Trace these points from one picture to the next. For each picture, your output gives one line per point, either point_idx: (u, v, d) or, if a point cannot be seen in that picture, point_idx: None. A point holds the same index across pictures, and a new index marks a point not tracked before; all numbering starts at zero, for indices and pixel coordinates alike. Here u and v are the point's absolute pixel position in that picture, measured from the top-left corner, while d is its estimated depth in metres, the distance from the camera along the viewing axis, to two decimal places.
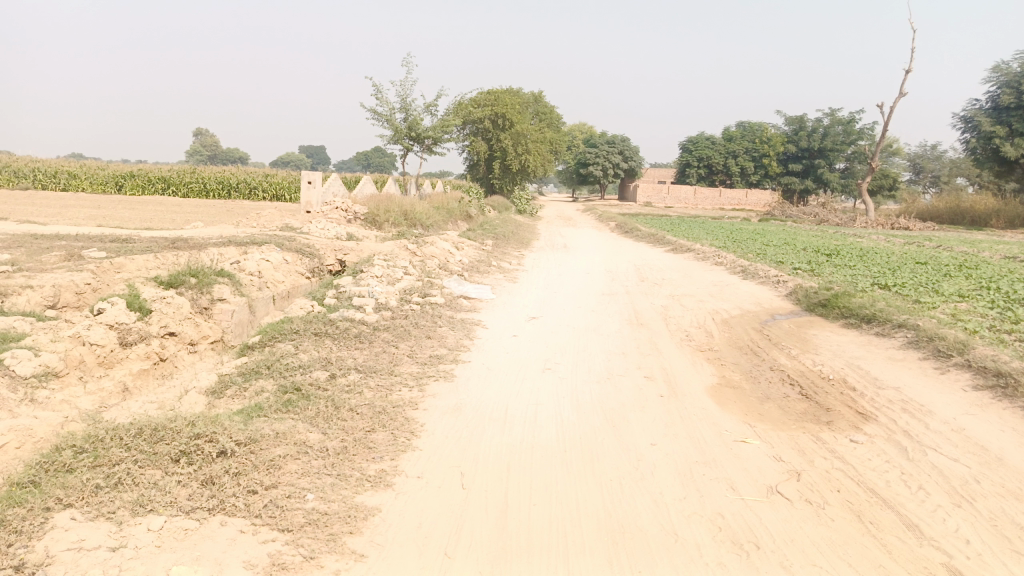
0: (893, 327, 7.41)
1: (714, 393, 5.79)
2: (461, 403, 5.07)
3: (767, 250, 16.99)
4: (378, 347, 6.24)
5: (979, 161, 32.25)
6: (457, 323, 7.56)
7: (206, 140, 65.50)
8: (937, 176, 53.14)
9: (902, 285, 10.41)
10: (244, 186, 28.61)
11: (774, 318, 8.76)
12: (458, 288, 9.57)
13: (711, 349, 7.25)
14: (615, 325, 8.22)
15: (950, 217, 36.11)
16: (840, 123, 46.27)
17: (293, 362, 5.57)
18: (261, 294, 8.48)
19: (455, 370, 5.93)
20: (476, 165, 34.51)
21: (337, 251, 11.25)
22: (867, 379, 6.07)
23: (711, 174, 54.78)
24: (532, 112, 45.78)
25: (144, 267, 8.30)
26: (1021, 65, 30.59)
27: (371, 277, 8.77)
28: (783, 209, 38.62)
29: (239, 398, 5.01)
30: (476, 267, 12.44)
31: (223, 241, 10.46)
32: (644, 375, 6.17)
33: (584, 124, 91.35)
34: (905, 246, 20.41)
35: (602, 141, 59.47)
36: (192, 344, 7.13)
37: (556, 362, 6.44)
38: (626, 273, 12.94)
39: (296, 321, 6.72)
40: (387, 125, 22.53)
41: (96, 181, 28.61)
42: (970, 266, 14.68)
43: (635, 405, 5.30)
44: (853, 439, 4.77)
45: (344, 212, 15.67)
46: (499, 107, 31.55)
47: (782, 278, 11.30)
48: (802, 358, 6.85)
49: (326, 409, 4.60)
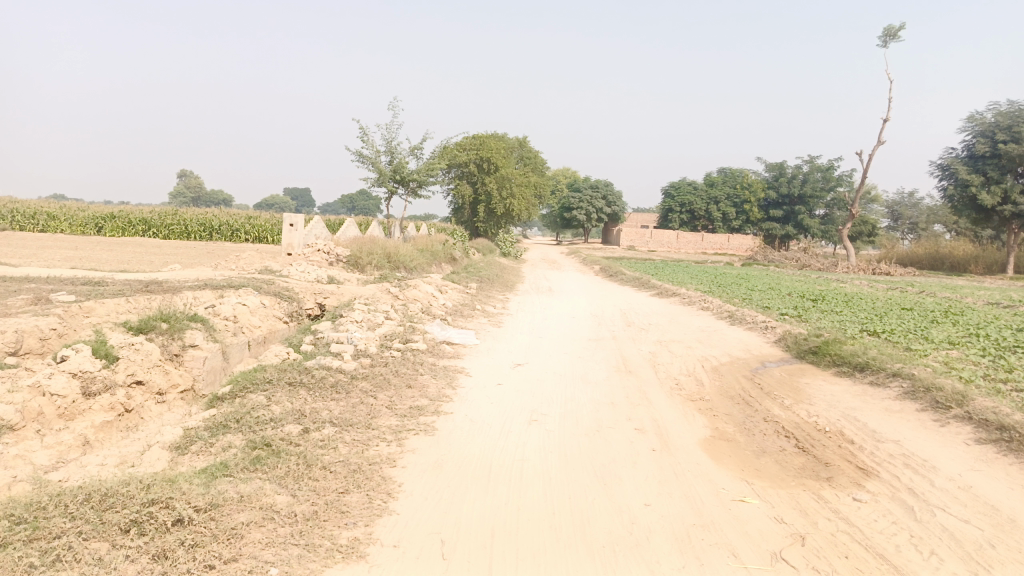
0: (887, 375, 7.22)
1: (708, 447, 5.53)
2: (442, 459, 4.77)
3: (752, 295, 16.88)
4: (355, 398, 5.94)
5: (956, 208, 32.78)
6: (439, 371, 7.29)
7: (190, 181, 65.22)
8: (915, 223, 53.98)
9: (891, 332, 10.28)
10: (227, 228, 28.37)
11: (764, 365, 8.56)
12: (441, 333, 9.32)
13: (702, 399, 7.00)
14: (602, 373, 7.96)
15: (930, 262, 36.50)
16: (819, 170, 47.04)
17: (264, 415, 5.26)
18: (235, 340, 8.18)
19: (436, 422, 5.63)
20: (460, 209, 34.58)
21: (317, 295, 10.99)
22: (864, 431, 5.85)
23: (693, 220, 55.38)
24: (516, 156, 46.22)
25: (114, 311, 7.97)
26: (995, 115, 31.37)
27: (351, 322, 8.50)
28: (765, 254, 38.93)
29: (204, 454, 4.68)
30: (460, 310, 12.20)
31: (200, 284, 10.16)
32: (635, 427, 5.90)
33: (567, 171, 92.39)
34: (889, 292, 20.44)
35: (586, 185, 60.03)
36: (161, 393, 6.79)
37: (542, 413, 6.17)
38: (612, 318, 12.74)
39: (270, 369, 6.41)
40: (372, 168, 22.49)
41: (76, 223, 28.22)
42: (955, 312, 14.63)
43: (626, 460, 5.04)
44: (856, 497, 4.52)
45: (326, 254, 15.43)
46: (484, 152, 31.83)
47: (770, 323, 11.14)
48: (796, 409, 6.62)
49: (296, 467, 4.30)
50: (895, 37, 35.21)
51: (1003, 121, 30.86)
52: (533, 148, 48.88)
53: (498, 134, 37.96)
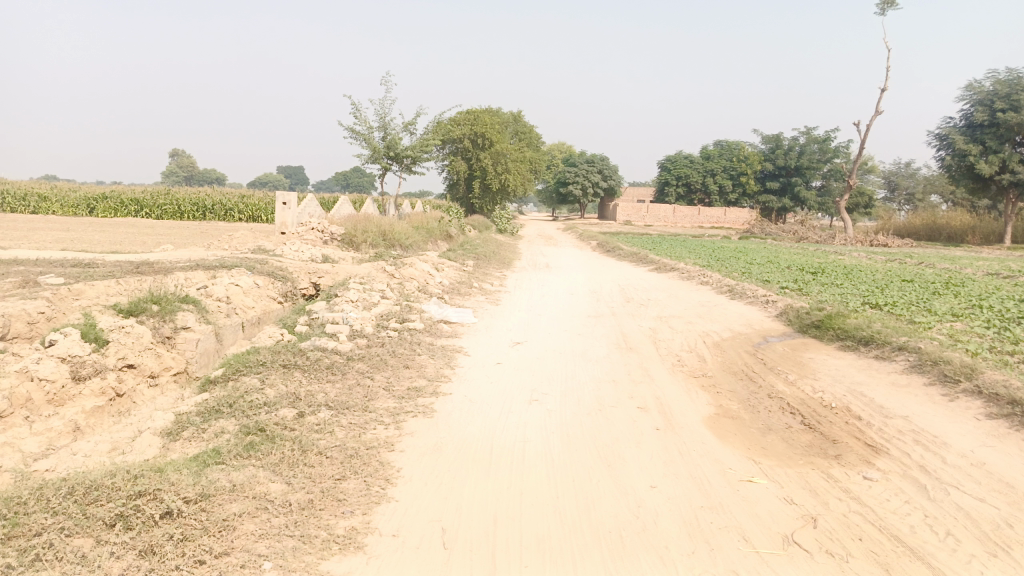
0: (893, 349, 7.10)
1: (713, 425, 5.41)
2: (441, 442, 4.64)
3: (752, 268, 16.75)
4: (351, 380, 5.80)
5: (953, 178, 32.58)
6: (437, 351, 7.15)
7: (183, 161, 64.65)
8: (912, 194, 53.75)
9: (893, 304, 10.15)
10: (220, 207, 28.09)
11: (767, 340, 8.43)
12: (438, 311, 9.16)
13: (705, 376, 6.88)
14: (603, 350, 7.83)
15: (927, 233, 36.36)
16: (816, 141, 46.68)
17: (258, 399, 5.12)
18: (229, 322, 8.01)
19: (435, 403, 5.49)
20: (455, 185, 34.29)
21: (312, 274, 10.82)
22: (871, 407, 5.74)
23: (690, 193, 55.13)
24: (511, 130, 45.79)
25: (104, 293, 7.80)
26: (993, 83, 31.02)
27: (346, 302, 8.34)
28: (762, 227, 38.78)
29: (196, 440, 4.54)
30: (457, 288, 12.04)
31: (192, 264, 9.99)
32: (637, 406, 5.77)
33: (562, 145, 91.80)
34: (888, 264, 20.31)
35: (582, 160, 59.60)
36: (153, 377, 6.63)
37: (542, 392, 6.04)
38: (610, 294, 12.60)
39: (264, 351, 6.25)
40: (365, 145, 22.19)
41: (67, 204, 27.85)
42: (956, 283, 14.51)
43: (630, 440, 4.92)
44: (867, 476, 4.41)
45: (320, 232, 15.21)
46: (478, 127, 31.49)
47: (771, 297, 11.01)
48: (801, 385, 6.51)
49: (290, 453, 4.17)
50: (893, 5, 34.74)
51: (1002, 89, 30.57)
52: (528, 122, 48.41)
53: (492, 109, 37.54)
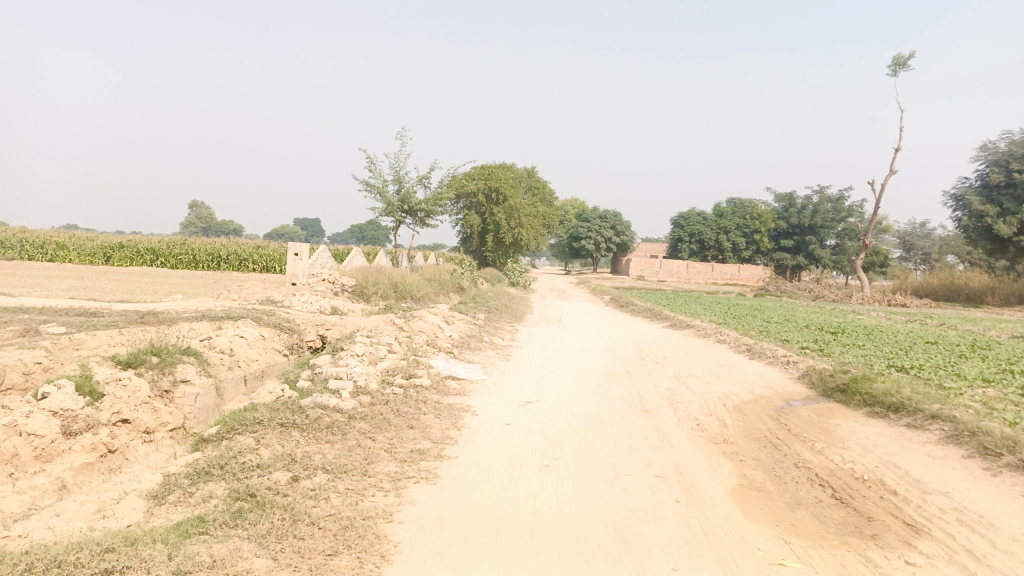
0: (925, 418, 6.70)
1: (737, 498, 5.03)
2: (444, 512, 4.30)
3: (769, 326, 16.40)
4: (352, 441, 5.49)
5: (971, 239, 32.25)
6: (444, 410, 6.82)
7: (202, 212, 65.52)
8: (928, 254, 53.34)
9: (920, 368, 9.75)
10: (235, 258, 28.21)
11: (790, 404, 8.05)
12: (446, 367, 8.86)
13: (727, 442, 6.49)
14: (618, 412, 7.46)
15: (945, 294, 35.83)
16: (829, 200, 46.64)
17: (251, 460, 4.82)
18: (231, 375, 7.76)
19: (439, 468, 5.16)
20: (469, 239, 34.40)
21: (319, 326, 10.59)
22: (907, 481, 5.34)
23: (703, 250, 55.06)
24: (524, 186, 46.17)
25: (106, 343, 7.59)
26: (1008, 144, 31.00)
27: (351, 356, 8.07)
28: (777, 285, 38.41)
29: (181, 506, 4.24)
30: (467, 342, 11.75)
31: (198, 315, 9.78)
32: (657, 475, 5.41)
33: (575, 201, 92.76)
34: (908, 324, 19.83)
35: (595, 215, 59.88)
36: (148, 432, 6.34)
37: (554, 457, 5.70)
38: (625, 351, 12.26)
39: (261, 408, 5.96)
40: (380, 198, 22.28)
41: (84, 252, 27.97)
42: (981, 346, 14.05)
43: (650, 514, 4.56)
44: (908, 561, 4.02)
45: (332, 283, 15.06)
46: (492, 182, 31.77)
47: (792, 358, 10.64)
48: (829, 454, 6.12)
49: (279, 523, 3.89)
50: (905, 66, 35.11)
51: (1018, 150, 30.49)
52: (542, 178, 48.79)
53: (507, 165, 37.91)
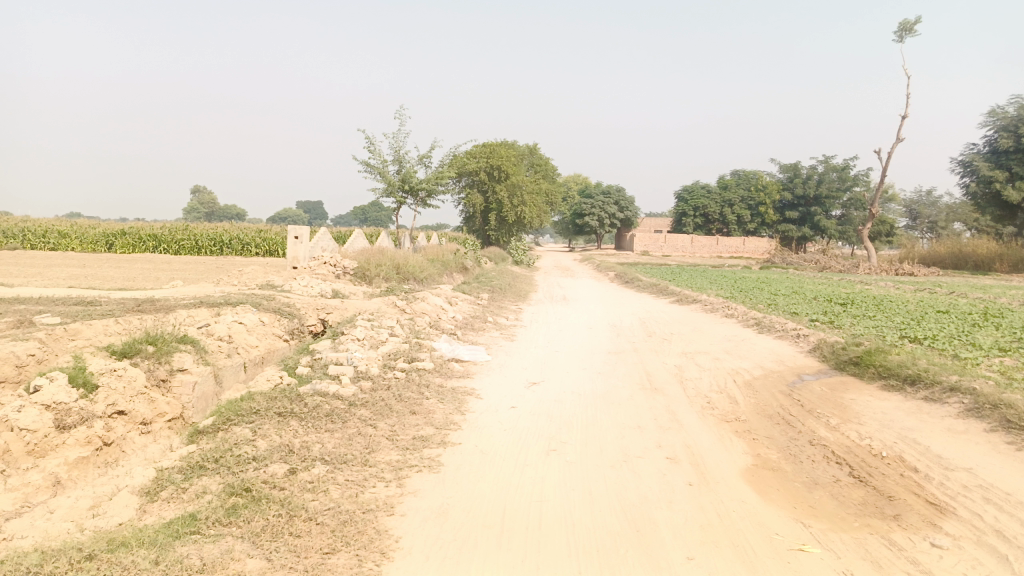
0: (944, 390, 6.50)
1: (752, 479, 4.85)
2: (447, 503, 4.13)
3: (777, 299, 16.18)
4: (352, 429, 5.31)
5: (979, 205, 31.83)
6: (447, 394, 6.64)
7: (204, 197, 65.27)
8: (934, 222, 52.86)
9: (933, 338, 9.53)
10: (237, 243, 28.05)
11: (802, 379, 7.85)
12: (449, 349, 8.68)
13: (738, 420, 6.31)
14: (626, 391, 7.28)
15: (953, 261, 35.46)
16: (834, 169, 46.09)
17: (247, 453, 4.64)
18: (229, 362, 7.59)
19: (443, 456, 4.98)
20: (472, 218, 34.13)
21: (319, 310, 10.40)
22: (927, 457, 5.15)
23: (708, 223, 54.63)
24: (527, 163, 45.74)
25: (102, 333, 7.41)
26: (1017, 108, 30.50)
27: (351, 340, 7.88)
28: (783, 257, 38.11)
29: (174, 502, 4.08)
30: (470, 323, 11.56)
31: (196, 301, 9.60)
32: (667, 457, 5.23)
33: (577, 177, 92.17)
34: (918, 293, 19.58)
35: (598, 191, 59.40)
36: (145, 423, 6.16)
37: (561, 440, 5.52)
38: (630, 328, 12.07)
39: (258, 397, 5.78)
40: (380, 179, 21.99)
41: (86, 240, 27.76)
42: (993, 314, 13.78)
43: (661, 499, 4.39)
44: (934, 543, 3.83)
45: (333, 266, 14.85)
46: (494, 159, 31.44)
47: (802, 331, 10.44)
48: (845, 430, 5.92)
49: (274, 520, 3.74)
50: (911, 31, 34.44)
51: None
52: (544, 154, 48.25)
53: (508, 142, 37.51)
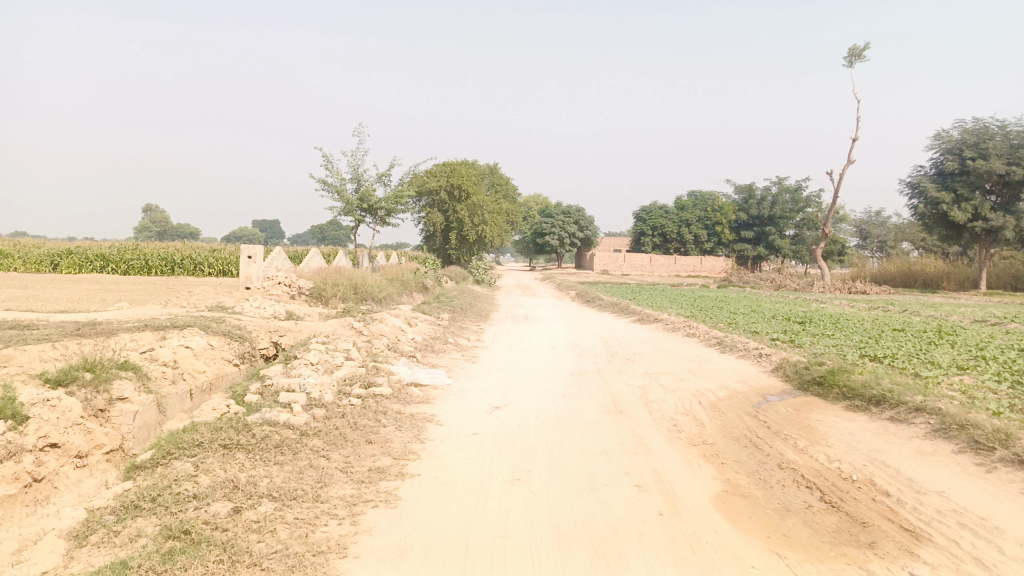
0: (909, 411, 6.46)
1: (723, 506, 4.69)
2: (405, 542, 3.86)
3: (737, 318, 16.23)
4: (303, 462, 4.99)
5: (927, 225, 32.73)
6: (405, 421, 6.35)
7: (156, 216, 63.68)
8: (884, 241, 54.32)
9: (893, 357, 9.57)
10: (189, 262, 27.27)
11: (766, 399, 7.76)
12: (408, 373, 8.38)
13: (706, 443, 6.16)
14: (591, 415, 7.07)
15: (903, 280, 36.36)
16: (788, 190, 47.13)
17: (188, 491, 4.30)
18: (174, 389, 7.17)
19: (401, 489, 4.70)
20: (432, 237, 33.86)
21: (273, 333, 9.99)
22: (898, 480, 5.06)
23: (666, 243, 55.24)
24: (487, 182, 45.70)
25: (36, 358, 6.92)
26: (961, 132, 31.64)
27: (305, 365, 7.54)
28: (740, 275, 38.61)
29: (104, 547, 3.71)
30: (430, 345, 11.27)
31: (140, 324, 9.11)
32: (635, 484, 5.03)
33: (538, 197, 92.67)
34: (873, 311, 19.90)
35: (558, 211, 59.63)
36: (80, 457, 5.70)
37: (525, 468, 5.28)
38: (593, 348, 11.92)
39: (201, 428, 5.41)
40: (338, 197, 21.60)
41: (30, 259, 26.64)
42: (947, 332, 14.00)
43: (631, 530, 4.19)
44: (913, 573, 3.70)
45: (287, 287, 14.43)
46: (454, 178, 31.29)
47: (764, 350, 10.41)
48: (813, 453, 5.82)
49: (214, 567, 3.42)
50: (860, 57, 35.54)
51: (970, 138, 31.13)
52: (504, 174, 48.30)
53: (468, 161, 37.40)
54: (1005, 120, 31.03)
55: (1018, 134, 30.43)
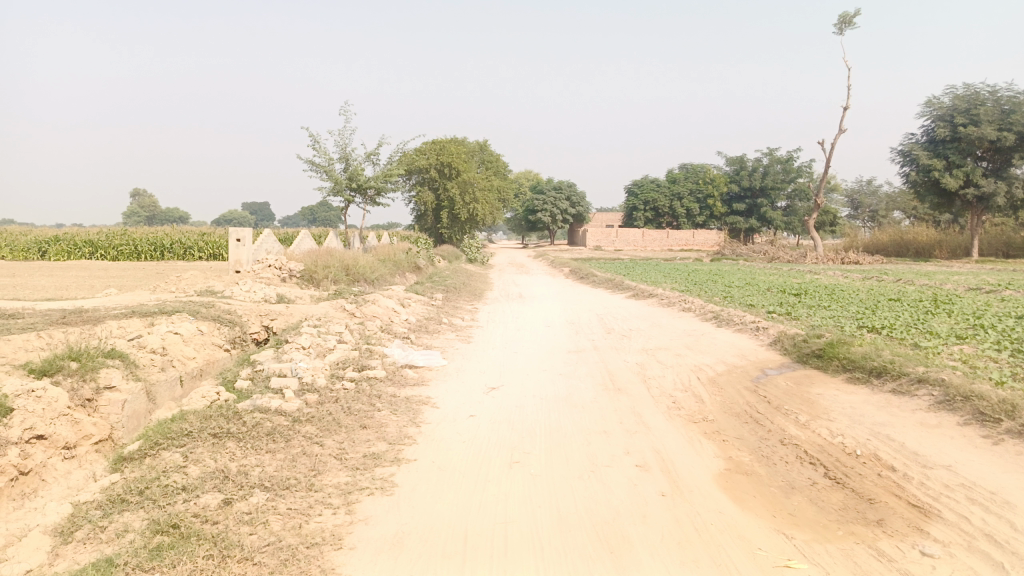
0: (911, 382, 6.38)
1: (727, 486, 4.58)
2: (402, 531, 3.74)
3: (732, 291, 16.14)
4: (296, 450, 4.86)
5: (919, 193, 32.59)
6: (400, 405, 6.23)
7: (144, 200, 62.99)
8: (875, 211, 54.30)
9: (892, 327, 9.49)
10: (179, 247, 26.96)
11: (765, 374, 7.67)
12: (402, 355, 8.24)
13: (707, 420, 6.06)
14: (588, 393, 6.95)
15: (895, 249, 36.36)
16: (779, 162, 46.93)
17: (177, 483, 4.16)
18: (163, 376, 7.01)
19: (397, 475, 4.58)
20: (423, 216, 33.60)
21: (263, 317, 9.82)
22: (904, 454, 4.97)
23: (658, 217, 55.07)
24: (478, 160, 45.30)
25: (20, 348, 6.73)
26: (952, 99, 31.45)
27: (296, 350, 7.39)
28: (732, 248, 38.53)
29: (90, 543, 3.57)
30: (424, 325, 11.12)
31: (127, 311, 8.90)
32: (636, 464, 4.92)
33: (529, 173, 92.21)
34: (867, 281, 19.85)
35: (549, 187, 59.30)
36: (68, 448, 5.50)
37: (524, 450, 5.17)
38: (589, 325, 11.81)
39: (190, 416, 5.26)
40: (327, 177, 21.32)
41: (17, 247, 26.28)
42: (943, 300, 13.94)
43: (634, 513, 4.09)
44: (925, 551, 3.61)
45: (278, 269, 14.24)
46: (444, 156, 30.97)
47: (761, 324, 10.32)
48: (815, 427, 5.73)
49: (204, 564, 3.30)
50: (851, 24, 35.19)
51: (961, 104, 30.90)
52: (494, 151, 47.89)
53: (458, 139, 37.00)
54: (997, 86, 30.80)
55: (1009, 100, 30.21)
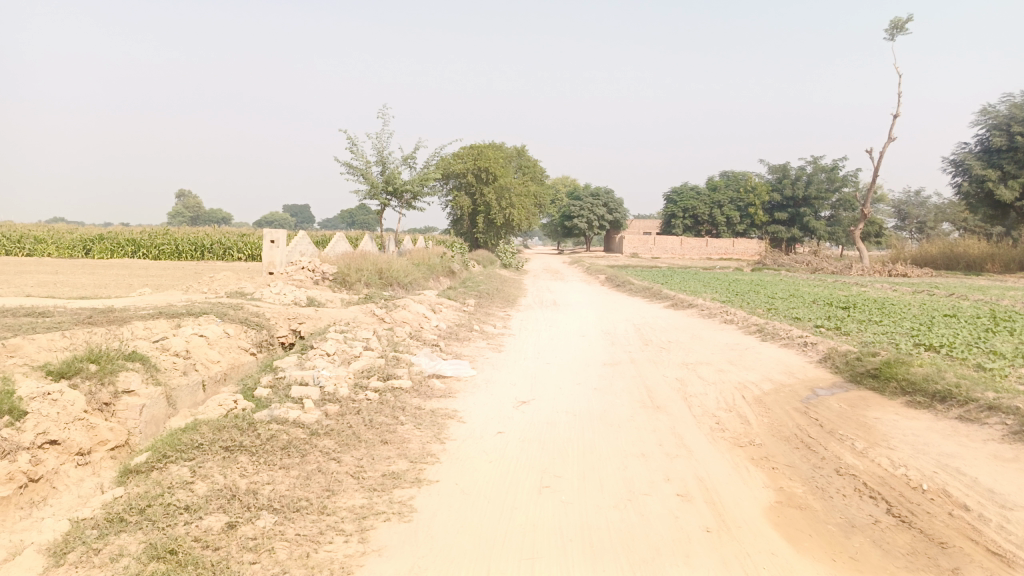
0: (980, 409, 5.84)
1: (779, 522, 4.14)
2: (418, 565, 3.40)
3: (775, 303, 15.50)
4: (311, 466, 4.56)
5: (971, 205, 31.35)
6: (425, 418, 5.90)
7: (189, 201, 64.31)
8: (923, 222, 52.57)
9: (952, 346, 8.87)
10: (219, 247, 27.18)
11: (816, 394, 7.15)
12: (429, 364, 7.93)
13: (754, 444, 5.60)
14: (625, 411, 6.53)
15: (945, 262, 34.99)
16: (823, 170, 45.70)
17: (181, 503, 3.87)
18: (184, 381, 6.79)
19: (416, 499, 4.23)
20: (459, 221, 33.38)
21: (291, 321, 9.61)
22: (977, 492, 4.47)
23: (696, 225, 54.13)
24: (515, 165, 45.08)
25: (42, 347, 6.54)
26: (1009, 107, 30.17)
27: (320, 356, 7.14)
28: (774, 258, 37.59)
29: (82, 568, 3.28)
30: (455, 332, 10.80)
31: (154, 312, 8.73)
32: (678, 494, 4.50)
33: (566, 179, 91.83)
34: (918, 296, 18.96)
35: (586, 193, 58.78)
36: (83, 454, 5.25)
37: (555, 474, 4.79)
38: (626, 336, 11.36)
39: (203, 427, 4.99)
40: (363, 180, 21.21)
41: (63, 245, 26.73)
42: (1002, 317, 13.14)
43: (676, 552, 3.67)
44: None
45: (311, 271, 14.08)
46: (481, 161, 30.75)
47: (808, 339, 9.77)
48: (875, 456, 5.24)
49: None
50: (902, 29, 34.09)
51: (1018, 113, 29.61)
52: (532, 157, 47.54)
53: (495, 145, 36.79)
54: None
55: None
